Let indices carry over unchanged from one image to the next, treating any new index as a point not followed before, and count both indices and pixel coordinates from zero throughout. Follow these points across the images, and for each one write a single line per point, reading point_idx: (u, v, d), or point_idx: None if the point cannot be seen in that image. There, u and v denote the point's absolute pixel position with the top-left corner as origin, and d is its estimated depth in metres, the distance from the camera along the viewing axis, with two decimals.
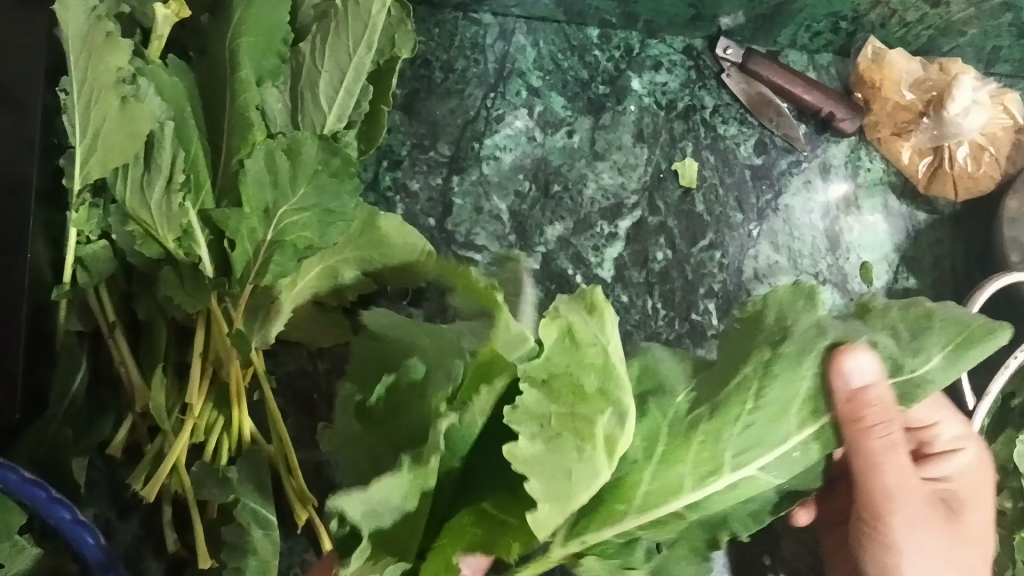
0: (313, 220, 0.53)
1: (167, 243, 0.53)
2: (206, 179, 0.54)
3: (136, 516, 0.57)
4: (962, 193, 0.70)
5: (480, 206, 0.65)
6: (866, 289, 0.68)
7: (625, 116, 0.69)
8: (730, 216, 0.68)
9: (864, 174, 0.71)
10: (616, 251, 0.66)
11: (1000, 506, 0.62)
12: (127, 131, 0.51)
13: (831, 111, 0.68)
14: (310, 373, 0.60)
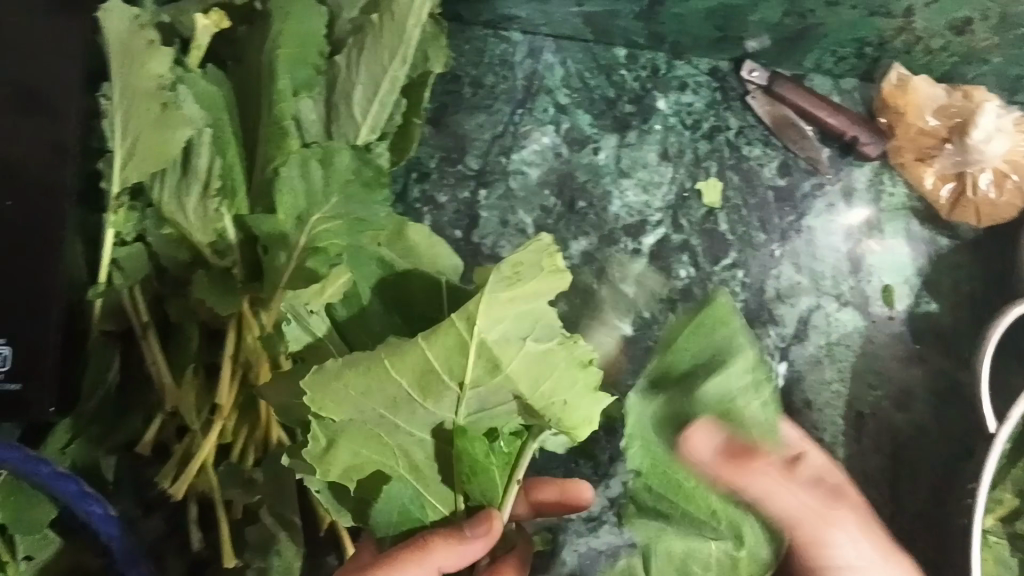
0: (344, 228, 0.52)
1: (201, 245, 0.55)
2: (240, 186, 0.55)
3: (160, 515, 0.57)
4: (983, 219, 0.70)
5: (506, 219, 0.66)
6: (887, 312, 0.69)
7: (650, 134, 0.69)
8: (752, 236, 0.69)
9: (887, 198, 0.71)
10: (639, 268, 0.67)
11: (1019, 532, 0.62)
12: (165, 136, 0.52)
13: (855, 135, 0.69)
14: None
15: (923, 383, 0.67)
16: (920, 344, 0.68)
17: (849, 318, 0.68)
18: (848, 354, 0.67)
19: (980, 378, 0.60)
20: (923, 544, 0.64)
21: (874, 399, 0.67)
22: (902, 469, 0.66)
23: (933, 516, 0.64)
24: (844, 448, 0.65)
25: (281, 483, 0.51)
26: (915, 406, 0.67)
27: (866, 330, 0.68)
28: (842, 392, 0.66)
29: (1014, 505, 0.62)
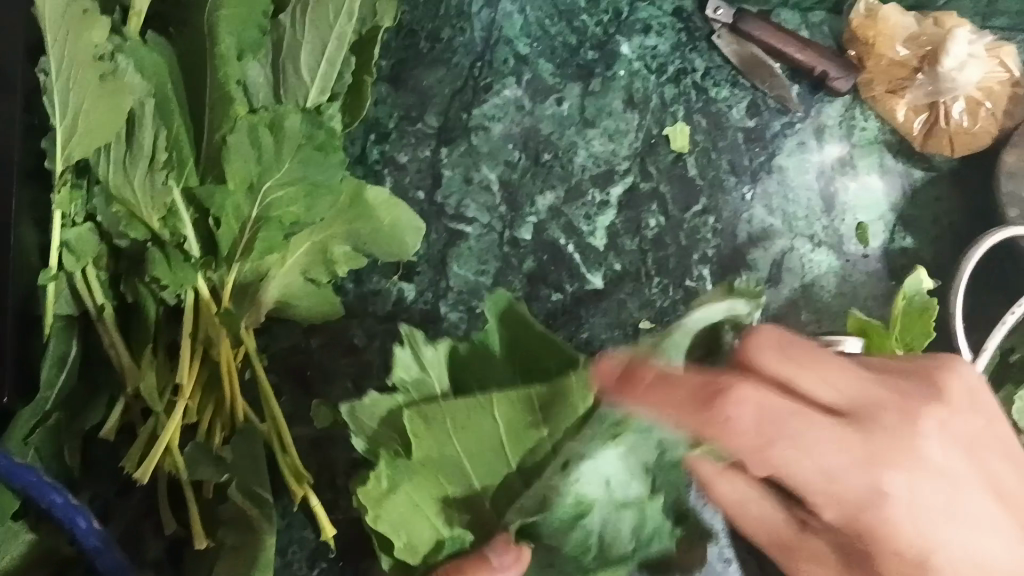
0: (300, 194, 0.53)
1: (151, 223, 0.53)
2: (189, 157, 0.54)
3: (135, 495, 0.57)
4: (958, 148, 0.68)
5: (469, 176, 0.64)
6: (862, 250, 0.68)
7: (615, 81, 0.67)
8: (723, 179, 0.67)
9: (859, 133, 0.69)
10: (609, 219, 0.65)
11: None
12: (107, 108, 0.51)
13: (824, 70, 0.67)
14: (303, 349, 0.60)
15: None
16: (897, 281, 0.67)
17: (823, 259, 0.67)
18: (823, 295, 0.66)
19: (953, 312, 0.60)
20: None
21: None
22: None
23: None
24: None
25: (250, 457, 0.53)
26: None
27: (841, 269, 0.67)
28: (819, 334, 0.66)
29: None
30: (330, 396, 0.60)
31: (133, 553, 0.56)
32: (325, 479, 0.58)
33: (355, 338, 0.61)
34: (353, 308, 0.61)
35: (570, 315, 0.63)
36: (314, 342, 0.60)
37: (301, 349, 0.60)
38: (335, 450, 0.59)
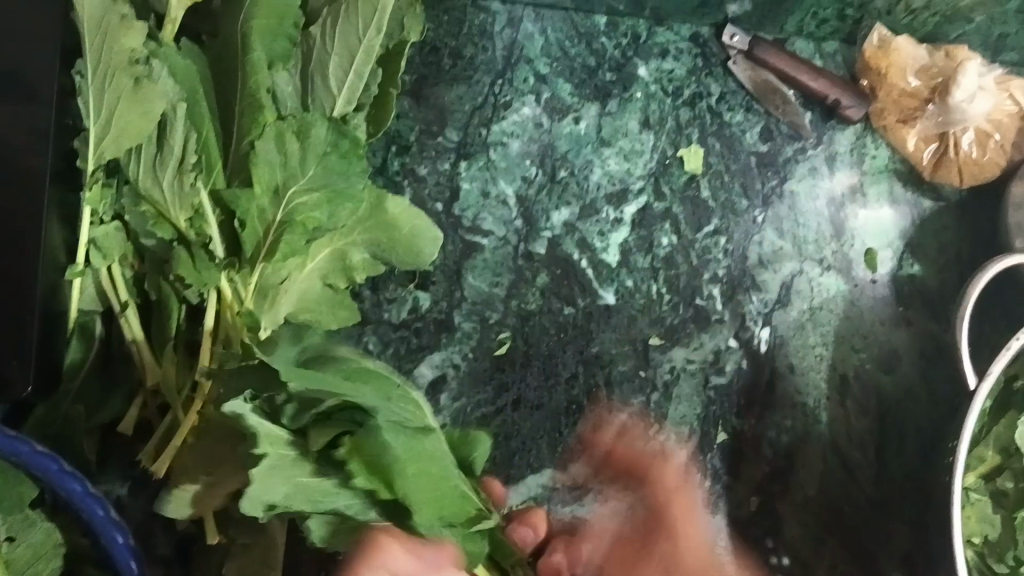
0: (323, 200, 0.54)
1: (179, 222, 0.54)
2: (216, 160, 0.54)
3: (147, 491, 0.57)
4: (967, 179, 0.69)
5: (487, 189, 0.66)
6: (871, 276, 0.69)
7: (631, 102, 0.69)
8: (735, 202, 0.68)
9: (870, 161, 0.71)
10: (622, 237, 0.67)
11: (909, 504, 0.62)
12: (140, 112, 0.52)
13: (837, 99, 0.69)
14: None
15: (907, 345, 0.68)
16: (905, 307, 0.68)
17: (832, 283, 0.68)
18: (831, 318, 0.67)
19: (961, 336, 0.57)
20: (907, 506, 0.64)
21: (858, 362, 0.67)
22: (887, 432, 0.66)
23: (914, 475, 0.65)
24: (829, 412, 0.65)
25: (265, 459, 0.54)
26: (899, 368, 0.67)
27: (850, 294, 0.68)
28: (826, 356, 0.66)
29: (995, 461, 0.57)
30: None
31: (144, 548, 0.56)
32: None
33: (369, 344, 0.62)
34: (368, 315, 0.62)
35: (580, 330, 0.65)
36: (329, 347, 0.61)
37: None
38: None
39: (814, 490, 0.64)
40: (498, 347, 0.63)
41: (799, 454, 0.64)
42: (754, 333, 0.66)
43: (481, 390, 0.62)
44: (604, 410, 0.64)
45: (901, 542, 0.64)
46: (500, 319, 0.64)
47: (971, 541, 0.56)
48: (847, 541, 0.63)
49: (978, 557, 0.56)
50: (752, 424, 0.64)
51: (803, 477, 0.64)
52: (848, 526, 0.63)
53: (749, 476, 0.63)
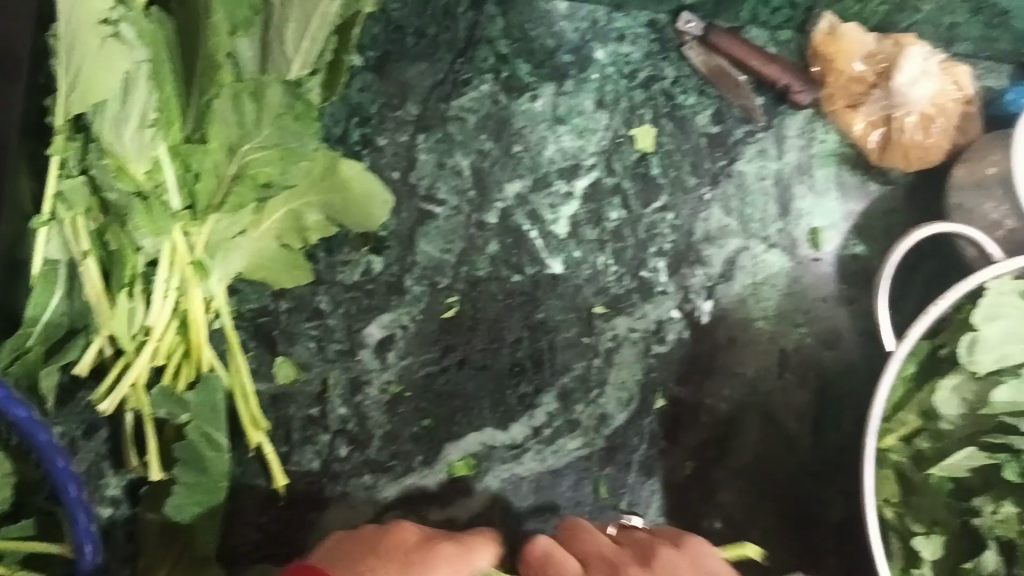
0: (274, 157, 0.58)
1: (138, 176, 0.58)
2: (176, 119, 0.59)
3: (102, 434, 0.61)
4: (912, 162, 0.71)
5: (443, 161, 0.68)
6: (814, 254, 0.71)
7: (588, 83, 0.71)
8: (684, 180, 0.71)
9: (819, 145, 0.73)
10: (572, 210, 0.69)
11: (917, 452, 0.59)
12: (108, 70, 0.54)
13: (788, 83, 0.70)
14: (271, 311, 0.64)
15: (848, 324, 0.69)
16: (846, 286, 0.70)
17: (776, 259, 0.70)
18: (773, 294, 0.69)
19: (878, 298, 0.60)
20: (841, 476, 0.66)
21: (798, 336, 0.69)
22: (824, 406, 0.67)
23: (849, 447, 0.67)
24: (767, 384, 0.67)
25: (211, 406, 0.57)
26: (840, 344, 0.69)
27: (792, 270, 0.70)
28: (767, 330, 0.68)
29: (916, 424, 0.59)
30: (294, 354, 0.64)
31: (98, 486, 0.60)
32: (281, 432, 0.63)
33: (321, 304, 0.65)
34: (322, 276, 0.65)
35: (527, 297, 0.67)
36: (282, 305, 0.64)
37: (268, 310, 0.64)
38: (293, 406, 0.63)
39: (750, 458, 0.66)
40: (446, 310, 0.66)
41: (735, 422, 0.66)
42: (697, 306, 0.68)
43: (427, 350, 0.65)
44: (546, 373, 0.66)
45: (834, 511, 0.65)
46: (449, 284, 0.66)
47: (888, 501, 0.59)
48: (779, 507, 0.65)
49: (897, 517, 0.58)
50: (690, 392, 0.67)
51: (739, 444, 0.66)
52: (782, 493, 0.66)
53: (686, 441, 0.66)
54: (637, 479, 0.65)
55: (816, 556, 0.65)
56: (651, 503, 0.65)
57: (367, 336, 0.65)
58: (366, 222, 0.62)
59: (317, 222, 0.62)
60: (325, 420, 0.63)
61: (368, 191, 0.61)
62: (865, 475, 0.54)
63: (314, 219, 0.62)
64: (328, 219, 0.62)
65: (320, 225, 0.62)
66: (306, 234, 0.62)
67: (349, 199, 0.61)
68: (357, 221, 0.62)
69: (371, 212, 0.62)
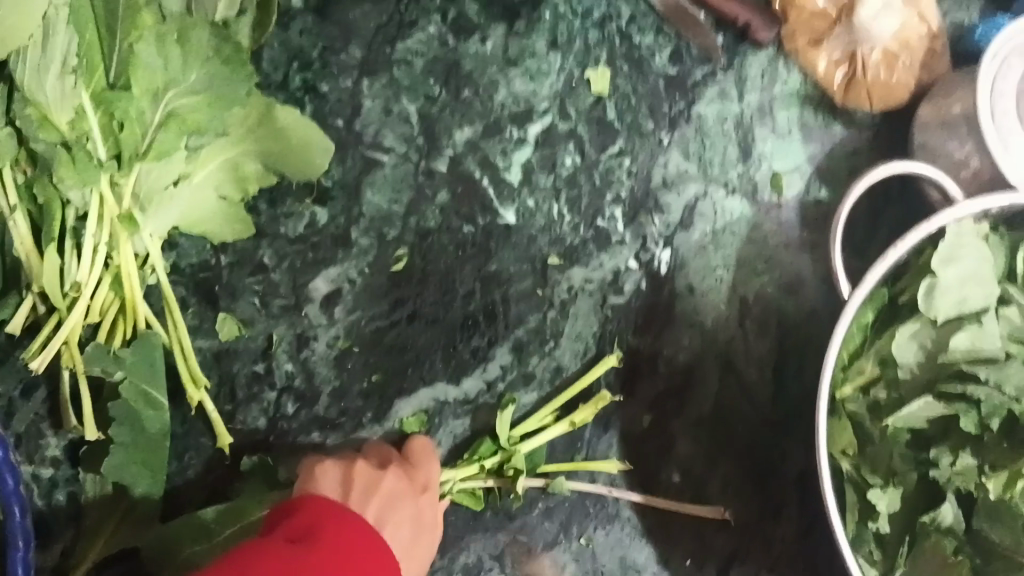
0: (202, 104, 0.56)
1: (61, 126, 0.55)
2: (100, 64, 0.56)
3: (40, 394, 0.59)
4: (877, 102, 0.68)
5: (389, 107, 0.65)
6: (776, 199, 0.69)
7: (541, 23, 0.67)
8: (642, 124, 0.68)
9: (780, 87, 0.70)
10: (525, 156, 0.66)
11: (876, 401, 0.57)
12: (20, 13, 0.51)
13: (748, 21, 0.67)
14: (212, 267, 0.61)
15: (809, 269, 0.68)
16: (808, 231, 0.68)
17: (736, 206, 0.68)
18: (733, 241, 0.67)
19: (834, 246, 0.57)
20: (802, 424, 0.65)
21: (759, 284, 0.67)
22: (786, 354, 0.66)
23: (810, 395, 0.66)
24: (726, 332, 0.66)
25: (148, 364, 0.55)
26: (801, 291, 0.67)
27: (753, 217, 0.68)
28: (726, 279, 0.67)
29: (873, 373, 0.57)
30: (236, 311, 0.61)
31: (36, 448, 0.58)
32: (225, 390, 0.61)
33: (264, 258, 0.62)
34: (265, 229, 0.62)
35: (479, 248, 0.65)
36: (223, 260, 0.61)
37: (209, 266, 0.61)
38: (237, 363, 0.61)
39: (708, 409, 0.65)
40: (395, 263, 0.64)
41: (693, 373, 0.65)
42: (655, 255, 0.66)
43: (376, 305, 0.63)
44: (500, 326, 0.64)
45: (794, 461, 0.65)
46: (398, 236, 0.64)
47: (845, 454, 0.56)
48: (739, 458, 0.65)
49: (854, 469, 0.56)
50: (649, 343, 0.65)
51: (699, 396, 0.65)
52: (743, 444, 0.65)
53: (644, 393, 0.65)
54: (593, 433, 0.64)
55: (776, 506, 0.64)
56: (609, 455, 0.64)
57: (313, 290, 0.62)
58: (306, 172, 0.60)
59: (256, 171, 0.60)
60: (271, 377, 0.62)
61: (306, 138, 0.58)
62: (819, 431, 0.53)
63: (251, 169, 0.60)
64: (266, 168, 0.60)
65: (259, 175, 0.60)
66: (243, 185, 0.60)
67: (286, 146, 0.59)
68: (296, 171, 0.59)
69: (312, 161, 0.59)
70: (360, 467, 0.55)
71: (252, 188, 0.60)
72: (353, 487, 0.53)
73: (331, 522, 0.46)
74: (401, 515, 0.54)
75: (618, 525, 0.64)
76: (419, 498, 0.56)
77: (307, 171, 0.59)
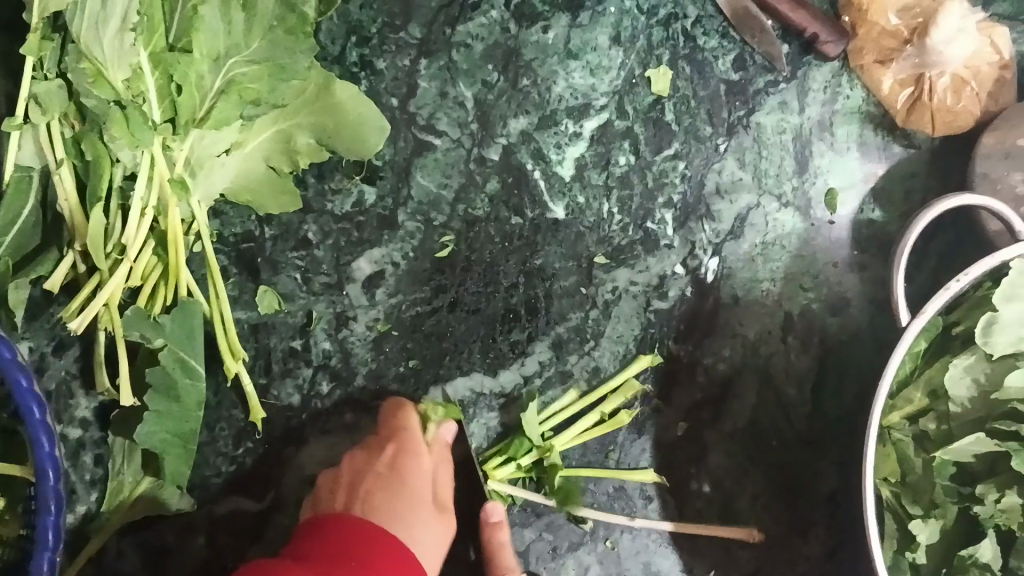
0: (263, 73, 0.55)
1: (117, 84, 0.53)
2: (160, 21, 0.54)
3: (73, 353, 0.58)
4: (939, 127, 0.66)
5: (445, 90, 0.64)
6: (829, 216, 0.67)
7: (604, 16, 0.66)
8: (699, 128, 0.66)
9: (843, 101, 0.68)
10: (578, 152, 0.65)
11: (923, 430, 0.57)
12: None
13: (816, 33, 0.66)
14: (256, 237, 0.61)
15: (857, 288, 0.66)
16: (860, 251, 0.67)
17: (788, 219, 0.67)
18: (782, 255, 0.66)
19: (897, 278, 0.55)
20: (836, 446, 0.64)
21: (805, 301, 0.66)
22: (827, 374, 0.65)
23: (848, 418, 0.64)
24: (768, 347, 0.65)
25: (188, 331, 0.55)
26: (847, 311, 0.66)
27: (805, 232, 0.67)
28: (773, 292, 0.66)
29: (923, 403, 0.57)
30: (277, 285, 0.61)
31: (64, 409, 0.57)
32: (261, 364, 0.60)
33: (309, 233, 0.61)
34: (311, 204, 0.61)
35: (525, 241, 0.64)
36: (268, 231, 0.60)
37: (253, 236, 0.60)
38: (274, 338, 0.60)
39: (744, 423, 0.64)
40: (440, 249, 0.62)
41: (732, 385, 0.64)
42: (703, 263, 0.65)
43: (418, 290, 0.62)
44: (541, 322, 0.63)
45: (826, 482, 0.64)
46: (445, 222, 0.63)
47: (888, 481, 0.56)
48: (770, 474, 0.64)
49: (893, 496, 0.56)
50: (689, 352, 0.64)
51: (735, 408, 0.64)
52: (777, 460, 0.64)
53: (680, 401, 0.64)
54: (628, 437, 0.63)
55: (804, 527, 0.63)
56: (640, 462, 0.63)
57: (356, 270, 0.61)
58: (358, 149, 0.58)
59: (308, 145, 0.58)
60: (307, 354, 0.60)
61: (361, 113, 0.58)
62: (866, 458, 0.52)
63: (303, 141, 0.58)
64: (319, 142, 0.58)
65: (311, 150, 0.59)
66: (294, 157, 0.58)
67: (342, 121, 0.58)
68: (348, 147, 0.58)
69: (366, 137, 0.58)
70: (354, 464, 0.60)
71: (303, 162, 0.59)
72: (341, 493, 0.58)
73: (333, 536, 0.53)
74: (404, 501, 0.59)
75: (644, 532, 0.63)
76: (409, 483, 0.59)
77: (361, 149, 0.58)
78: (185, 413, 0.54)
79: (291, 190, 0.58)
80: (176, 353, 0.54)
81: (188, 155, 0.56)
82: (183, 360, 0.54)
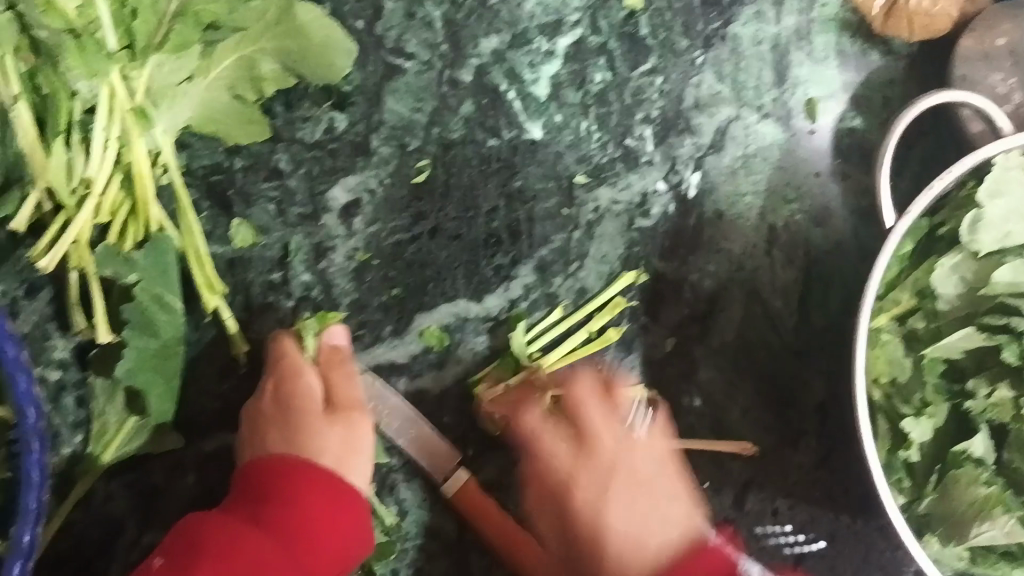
0: None
1: (69, 11, 0.51)
2: None
3: (46, 296, 0.56)
4: (917, 31, 0.65)
5: (412, 11, 0.61)
6: (810, 125, 0.66)
7: None
8: (675, 41, 0.65)
9: (820, 8, 0.67)
10: (553, 70, 0.63)
11: (912, 330, 0.57)
12: None
13: None
14: (226, 169, 0.59)
15: (839, 198, 0.66)
16: (841, 160, 0.66)
17: (769, 131, 0.66)
18: (764, 167, 0.66)
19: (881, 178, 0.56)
20: (823, 354, 0.64)
21: (789, 213, 0.65)
22: (812, 285, 0.65)
23: (834, 326, 0.65)
24: (754, 260, 0.64)
25: (160, 267, 0.53)
26: (830, 220, 0.66)
27: (786, 143, 0.66)
28: (756, 204, 0.65)
29: (912, 303, 0.56)
30: (252, 218, 0.59)
31: (39, 353, 0.55)
32: (239, 299, 0.58)
33: (281, 163, 0.59)
34: (280, 133, 0.59)
35: (504, 163, 0.62)
36: (238, 163, 0.59)
37: (223, 168, 0.59)
38: (251, 273, 0.59)
39: (731, 338, 0.64)
40: (417, 175, 0.61)
41: (718, 300, 0.64)
42: (684, 178, 0.64)
43: (396, 217, 0.61)
44: (524, 245, 0.62)
45: (817, 391, 0.64)
46: (420, 146, 0.61)
47: (878, 381, 0.56)
48: (760, 387, 0.64)
49: (885, 398, 0.56)
50: (675, 268, 0.64)
51: (722, 324, 0.64)
52: (766, 374, 0.64)
53: (667, 317, 0.63)
54: (616, 357, 0.63)
55: (794, 436, 0.63)
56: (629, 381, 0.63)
57: (331, 199, 0.60)
58: (326, 74, 0.56)
59: (274, 71, 0.56)
60: (287, 287, 0.59)
61: (328, 34, 0.55)
62: (856, 360, 0.52)
63: (269, 67, 0.56)
64: (286, 67, 0.56)
65: (277, 77, 0.56)
66: (260, 84, 0.56)
67: (306, 44, 0.55)
68: (314, 72, 0.56)
69: (332, 61, 0.56)
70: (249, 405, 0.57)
71: (269, 89, 0.57)
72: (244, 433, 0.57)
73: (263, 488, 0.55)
74: (307, 424, 0.57)
75: None
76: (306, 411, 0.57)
77: (328, 73, 0.56)
78: (165, 352, 0.53)
79: (257, 119, 0.56)
80: (151, 287, 0.53)
81: (150, 85, 0.55)
82: (159, 296, 0.53)
